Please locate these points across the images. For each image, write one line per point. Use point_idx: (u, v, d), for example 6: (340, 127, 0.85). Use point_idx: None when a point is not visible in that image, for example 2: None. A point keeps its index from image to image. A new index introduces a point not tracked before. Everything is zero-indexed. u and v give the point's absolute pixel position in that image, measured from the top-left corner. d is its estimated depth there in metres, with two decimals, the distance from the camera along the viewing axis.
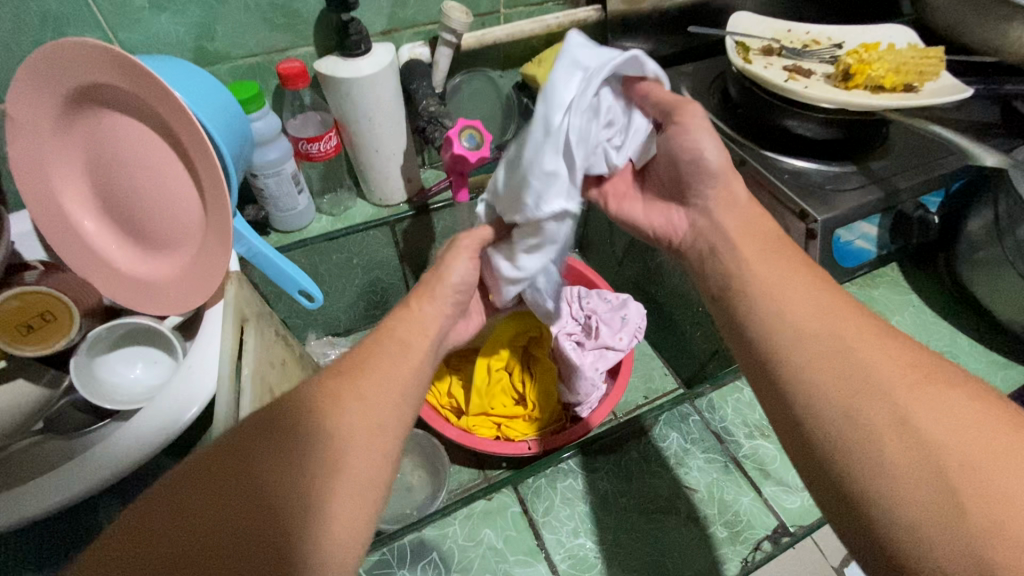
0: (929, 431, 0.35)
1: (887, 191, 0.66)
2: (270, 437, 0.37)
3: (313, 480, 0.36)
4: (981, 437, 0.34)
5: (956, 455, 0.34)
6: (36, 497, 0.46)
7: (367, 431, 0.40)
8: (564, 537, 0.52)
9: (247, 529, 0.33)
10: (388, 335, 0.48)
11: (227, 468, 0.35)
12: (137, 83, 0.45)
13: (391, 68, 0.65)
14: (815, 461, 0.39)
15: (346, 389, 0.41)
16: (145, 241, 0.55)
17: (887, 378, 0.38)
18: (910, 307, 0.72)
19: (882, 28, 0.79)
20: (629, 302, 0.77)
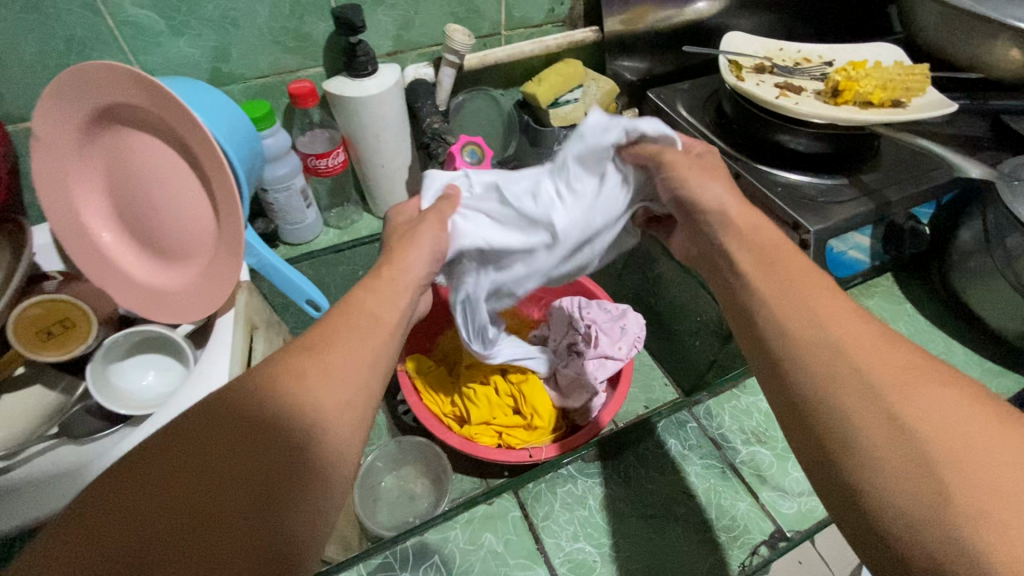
0: (915, 419, 0.33)
1: (878, 203, 0.68)
2: (220, 424, 0.34)
3: (266, 471, 0.33)
4: (974, 428, 0.32)
5: (944, 445, 0.32)
6: (51, 497, 0.47)
7: (326, 417, 0.36)
8: (563, 541, 0.53)
9: (189, 527, 0.30)
10: (353, 313, 0.43)
11: (169, 458, 0.32)
12: (156, 102, 0.47)
13: (396, 87, 0.67)
14: (813, 448, 0.36)
15: (308, 370, 0.38)
16: (160, 251, 0.58)
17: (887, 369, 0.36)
18: (905, 316, 0.73)
19: (871, 47, 0.82)
20: (628, 312, 0.79)
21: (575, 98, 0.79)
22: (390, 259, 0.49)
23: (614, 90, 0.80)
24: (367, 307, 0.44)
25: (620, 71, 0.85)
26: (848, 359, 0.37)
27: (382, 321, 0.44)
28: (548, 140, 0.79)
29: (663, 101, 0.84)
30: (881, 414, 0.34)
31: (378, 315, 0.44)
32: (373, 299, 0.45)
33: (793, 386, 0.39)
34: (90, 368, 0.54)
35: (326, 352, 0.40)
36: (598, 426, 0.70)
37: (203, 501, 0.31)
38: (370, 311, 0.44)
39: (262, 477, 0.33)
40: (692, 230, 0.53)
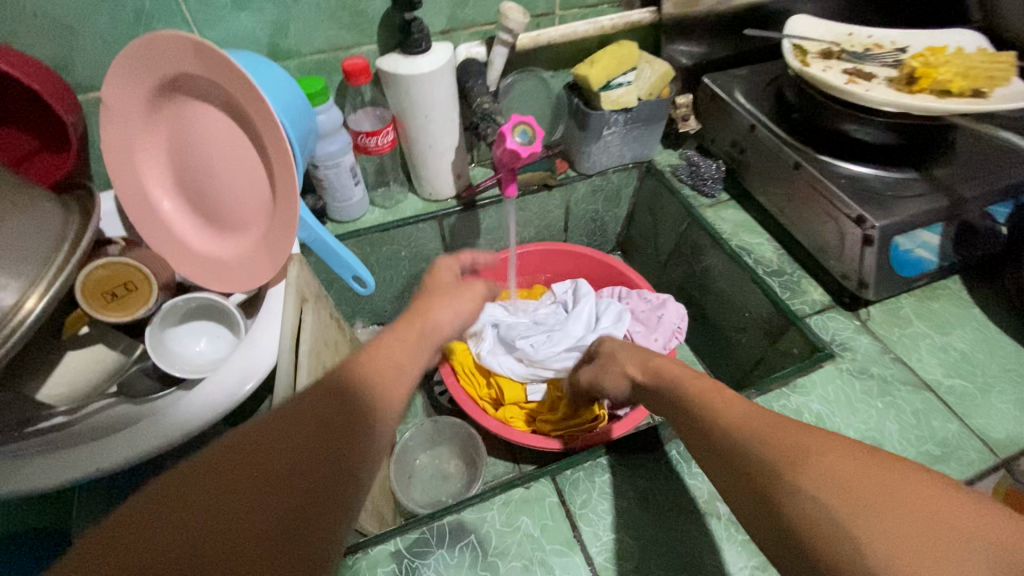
0: (819, 480, 0.32)
1: (951, 199, 0.64)
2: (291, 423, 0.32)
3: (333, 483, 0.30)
4: (868, 479, 0.31)
5: (851, 501, 0.30)
6: (98, 456, 0.48)
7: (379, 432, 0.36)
8: (600, 530, 0.52)
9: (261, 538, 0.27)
10: (378, 354, 0.42)
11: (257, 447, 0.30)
12: (218, 71, 0.48)
13: (448, 65, 0.67)
14: (751, 494, 0.36)
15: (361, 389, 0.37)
16: (218, 222, 0.59)
17: (801, 441, 0.35)
18: (973, 322, 0.68)
19: (950, 32, 0.77)
20: (668, 302, 0.79)
21: (628, 81, 0.76)
22: (409, 316, 0.50)
23: (669, 73, 0.77)
24: (395, 344, 0.44)
25: (675, 55, 0.83)
26: (778, 440, 0.36)
27: (408, 359, 0.43)
28: (597, 124, 0.78)
29: (720, 87, 0.81)
30: (789, 488, 0.33)
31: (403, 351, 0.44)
32: (399, 346, 0.44)
33: (750, 464, 0.36)
34: (150, 330, 0.56)
35: (370, 370, 0.39)
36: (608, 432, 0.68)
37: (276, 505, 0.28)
38: (385, 348, 0.43)
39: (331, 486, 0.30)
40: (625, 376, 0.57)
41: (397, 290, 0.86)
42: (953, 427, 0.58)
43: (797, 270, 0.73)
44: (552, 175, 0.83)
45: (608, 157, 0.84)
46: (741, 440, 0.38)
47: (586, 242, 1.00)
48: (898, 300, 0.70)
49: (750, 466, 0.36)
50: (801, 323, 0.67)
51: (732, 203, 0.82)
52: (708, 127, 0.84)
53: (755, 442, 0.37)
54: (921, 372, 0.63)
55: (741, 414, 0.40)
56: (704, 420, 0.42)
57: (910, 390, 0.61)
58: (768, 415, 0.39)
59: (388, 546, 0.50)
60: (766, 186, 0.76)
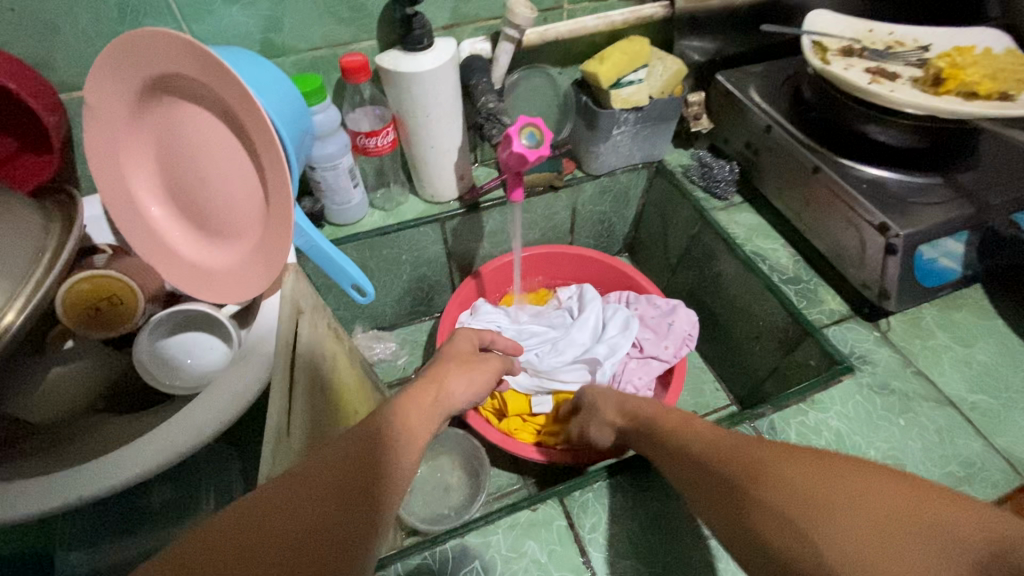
0: (767, 497, 0.34)
1: (976, 206, 0.62)
2: (296, 489, 0.33)
3: (330, 557, 0.31)
4: (823, 486, 0.33)
5: (798, 541, 0.31)
6: (78, 483, 0.45)
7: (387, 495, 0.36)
8: (611, 556, 0.49)
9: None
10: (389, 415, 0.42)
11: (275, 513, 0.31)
12: (207, 72, 0.45)
13: (451, 62, 0.64)
14: (722, 506, 0.37)
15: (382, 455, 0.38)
16: (209, 229, 0.56)
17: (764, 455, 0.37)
18: (997, 333, 0.65)
19: (975, 30, 0.74)
20: (678, 308, 0.77)
21: (639, 79, 0.73)
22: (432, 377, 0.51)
23: (682, 70, 0.74)
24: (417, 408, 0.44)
25: (687, 52, 0.80)
26: (733, 469, 0.38)
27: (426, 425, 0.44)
28: (606, 124, 0.75)
29: (734, 85, 0.78)
30: (754, 502, 0.35)
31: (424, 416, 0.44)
32: (417, 412, 0.44)
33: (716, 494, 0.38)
34: (137, 341, 0.54)
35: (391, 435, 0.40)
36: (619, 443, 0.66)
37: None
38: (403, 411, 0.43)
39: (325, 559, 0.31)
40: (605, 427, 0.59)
41: (398, 294, 0.83)
42: (977, 446, 0.56)
43: (813, 278, 0.70)
44: (558, 176, 0.80)
45: (616, 158, 0.81)
46: (718, 463, 0.39)
47: (593, 244, 0.97)
48: (918, 310, 0.67)
49: (724, 510, 0.37)
50: (819, 334, 0.64)
51: (745, 206, 0.79)
52: (721, 126, 0.81)
53: (724, 463, 0.39)
54: (945, 388, 0.60)
55: (720, 441, 0.42)
56: (702, 451, 0.41)
57: (932, 407, 0.58)
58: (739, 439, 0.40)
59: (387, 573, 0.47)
60: (781, 189, 0.73)
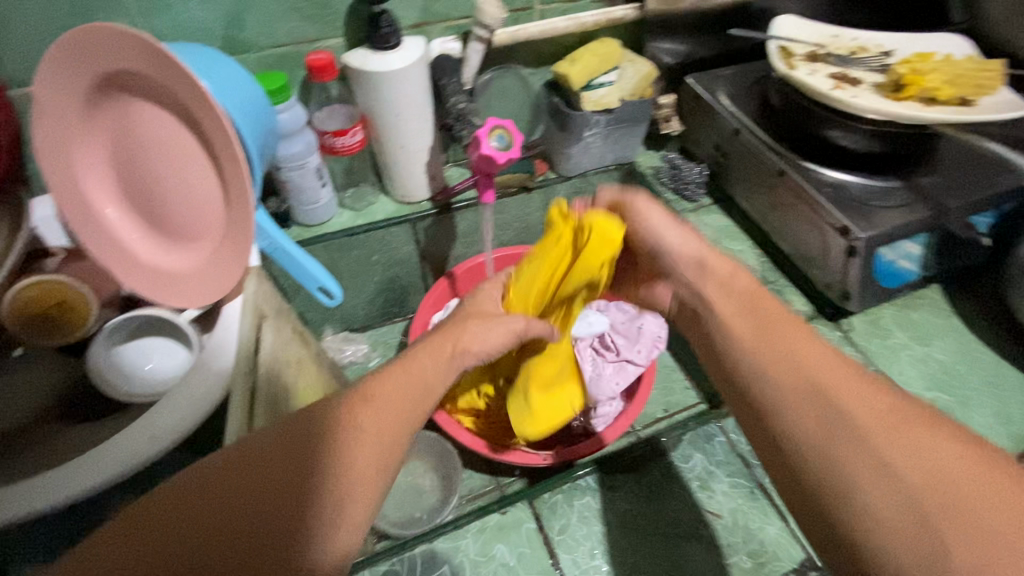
0: (876, 473, 0.32)
1: (934, 210, 0.63)
2: (222, 473, 0.33)
3: (254, 548, 0.30)
4: (951, 474, 0.31)
5: (924, 538, 0.29)
6: (35, 495, 0.44)
7: (351, 488, 0.34)
8: (580, 557, 0.50)
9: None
10: (407, 374, 0.41)
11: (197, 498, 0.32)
12: (161, 70, 0.43)
13: (420, 62, 0.63)
14: (796, 483, 0.35)
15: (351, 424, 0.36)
16: (168, 232, 0.55)
17: (865, 422, 0.34)
18: (953, 332, 0.68)
19: (936, 37, 0.76)
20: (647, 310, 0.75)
21: (610, 81, 0.74)
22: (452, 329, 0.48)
23: (653, 72, 0.75)
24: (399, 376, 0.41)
25: (659, 54, 0.80)
26: (834, 436, 0.34)
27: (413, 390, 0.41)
28: (578, 125, 0.74)
29: (704, 88, 0.78)
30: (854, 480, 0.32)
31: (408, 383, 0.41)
32: (430, 362, 0.43)
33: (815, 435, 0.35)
34: (93, 349, 0.53)
35: (351, 413, 0.37)
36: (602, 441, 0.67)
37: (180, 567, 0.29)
38: (411, 376, 0.41)
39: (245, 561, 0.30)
40: (672, 286, 0.52)
41: (369, 295, 0.82)
42: None
43: (779, 279, 0.72)
44: (530, 177, 0.80)
45: (588, 159, 0.81)
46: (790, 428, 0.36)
47: None
48: (879, 310, 0.69)
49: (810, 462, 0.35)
50: None
51: (715, 208, 0.80)
52: (691, 128, 0.82)
53: (815, 430, 0.35)
54: (904, 386, 0.62)
55: (799, 391, 0.37)
56: (779, 411, 0.37)
57: None
58: (830, 395, 0.36)
59: None
60: (749, 192, 0.74)
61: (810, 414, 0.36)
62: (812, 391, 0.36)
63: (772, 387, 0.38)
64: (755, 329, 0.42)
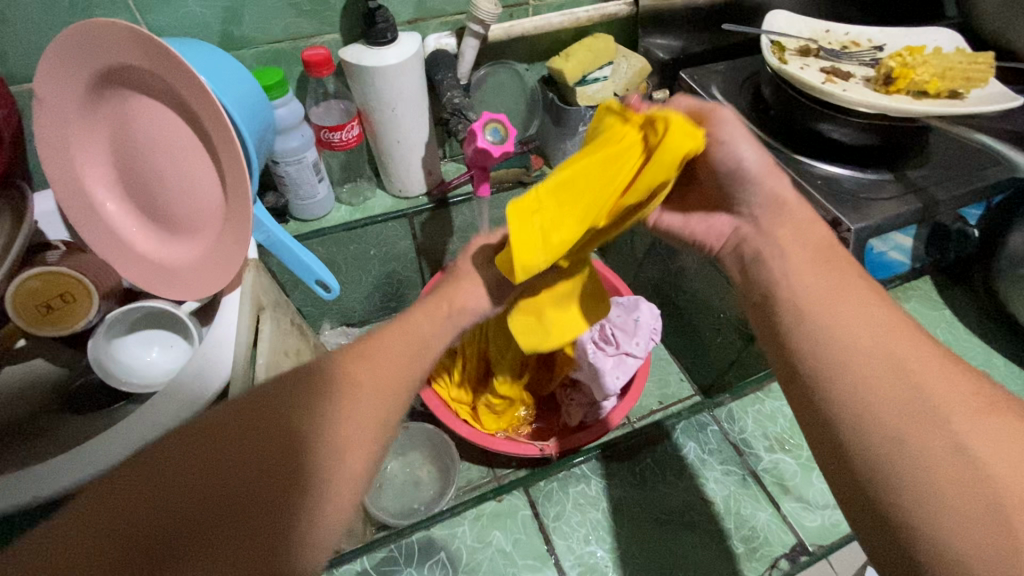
0: (955, 462, 0.31)
1: (925, 202, 0.64)
2: (216, 428, 0.32)
3: (263, 494, 0.30)
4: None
5: (995, 526, 0.29)
6: (37, 485, 0.45)
7: (352, 440, 0.34)
8: (574, 543, 0.51)
9: (163, 555, 0.28)
10: (403, 330, 0.42)
11: (197, 452, 0.31)
12: (159, 64, 0.44)
13: (416, 57, 0.64)
14: (847, 471, 0.35)
15: (356, 375, 0.37)
16: (167, 225, 0.55)
17: (946, 405, 0.33)
18: (943, 323, 0.69)
19: (927, 30, 0.76)
20: (642, 303, 0.74)
21: (604, 76, 0.75)
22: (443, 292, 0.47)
23: (645, 68, 0.75)
24: (393, 331, 0.42)
25: (653, 49, 0.81)
26: (908, 421, 0.33)
27: (410, 345, 0.41)
28: (573, 120, 0.75)
29: (698, 82, 0.79)
30: (924, 466, 0.32)
31: (402, 337, 0.41)
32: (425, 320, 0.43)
33: (891, 422, 0.34)
34: (94, 341, 0.52)
35: (350, 371, 0.37)
36: (606, 425, 0.70)
37: (183, 523, 0.29)
38: (409, 334, 0.42)
39: (255, 514, 0.30)
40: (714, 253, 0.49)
41: (367, 289, 0.83)
42: None
43: None
44: (526, 172, 0.80)
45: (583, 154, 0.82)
46: (862, 410, 0.35)
47: None
48: None
49: (882, 450, 0.33)
50: None
51: None
52: None
53: (881, 412, 0.34)
54: None
55: (874, 373, 0.35)
56: (851, 393, 0.36)
57: None
58: (904, 381, 0.34)
59: (351, 567, 0.47)
60: None
61: (898, 401, 0.34)
62: (877, 373, 0.35)
63: (841, 375, 0.36)
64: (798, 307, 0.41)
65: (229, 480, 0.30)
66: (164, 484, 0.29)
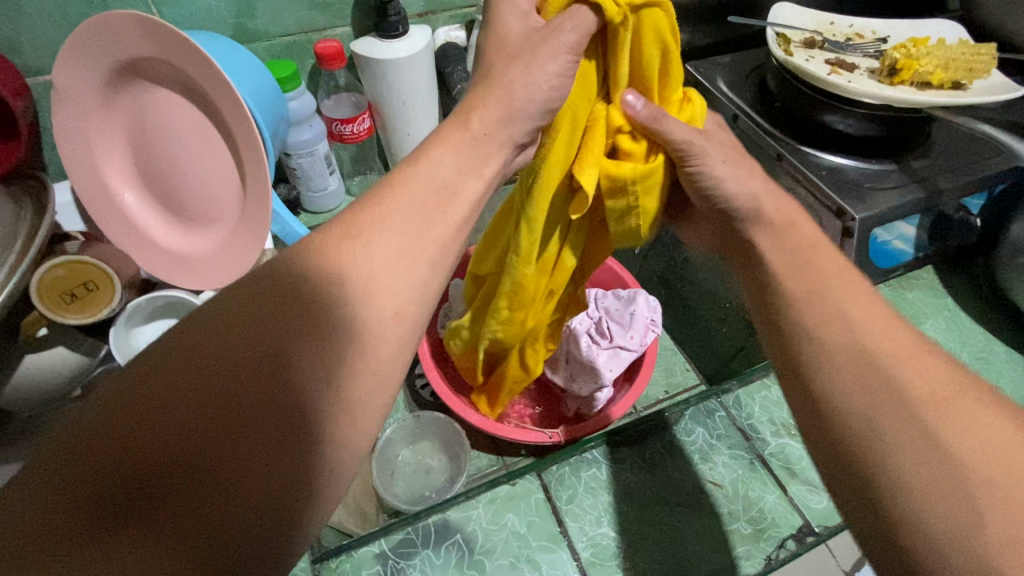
0: (927, 443, 0.32)
1: (927, 190, 0.65)
2: (206, 342, 0.28)
3: (270, 407, 0.27)
4: (1007, 457, 0.31)
5: (958, 507, 0.30)
6: None
7: (358, 348, 0.30)
8: (587, 525, 0.52)
9: (167, 477, 0.25)
10: (403, 200, 0.36)
11: (191, 366, 0.27)
12: (177, 53, 0.45)
13: (427, 50, 0.64)
14: (837, 457, 0.35)
15: (355, 268, 0.32)
16: (184, 216, 0.57)
17: (919, 394, 0.34)
18: (947, 311, 0.70)
19: (930, 23, 0.77)
20: (639, 296, 0.74)
21: None
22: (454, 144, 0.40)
23: None
24: (393, 207, 0.35)
25: None
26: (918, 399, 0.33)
27: (421, 220, 0.35)
28: None
29: (703, 75, 0.80)
30: (909, 443, 0.32)
31: (406, 214, 0.35)
32: (450, 180, 0.38)
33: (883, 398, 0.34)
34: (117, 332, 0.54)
35: (350, 264, 0.32)
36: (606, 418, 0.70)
37: (184, 443, 0.25)
38: (399, 216, 0.35)
39: (275, 425, 0.27)
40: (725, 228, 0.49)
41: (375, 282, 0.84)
42: None
43: None
44: None
45: None
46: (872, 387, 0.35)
47: None
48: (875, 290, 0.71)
49: (873, 425, 0.34)
50: None
51: None
52: None
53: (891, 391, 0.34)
54: None
55: (885, 351, 0.36)
56: (848, 381, 0.36)
57: None
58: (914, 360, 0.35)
59: (371, 548, 0.49)
60: None
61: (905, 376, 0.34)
62: (888, 353, 0.36)
63: (854, 353, 0.36)
64: (808, 286, 0.42)
65: (230, 396, 0.27)
66: (157, 401, 0.26)
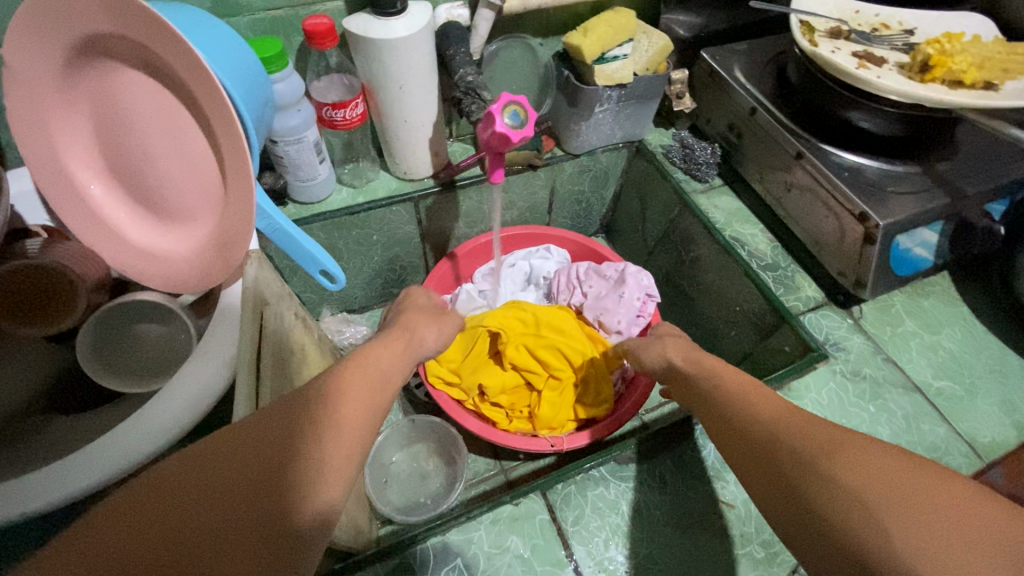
0: (850, 483, 0.31)
1: (951, 196, 0.62)
2: (189, 468, 0.29)
3: (246, 530, 0.27)
4: (929, 497, 0.29)
5: (870, 532, 0.29)
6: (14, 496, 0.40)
7: (329, 471, 0.31)
8: (594, 548, 0.49)
9: None
10: (363, 364, 0.40)
11: (176, 490, 0.28)
12: (143, 31, 0.39)
13: (427, 30, 0.59)
14: (800, 527, 0.32)
15: (332, 402, 0.35)
16: (158, 211, 0.52)
17: (804, 450, 0.34)
18: (962, 320, 0.68)
19: (958, 15, 0.73)
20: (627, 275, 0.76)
21: (624, 54, 0.70)
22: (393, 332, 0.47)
23: (667, 47, 0.71)
24: (358, 366, 0.39)
25: (672, 25, 0.78)
26: None
27: (374, 376, 0.39)
28: (590, 100, 0.72)
29: (719, 63, 0.75)
30: (819, 478, 0.32)
31: (367, 371, 0.39)
32: (386, 357, 0.42)
33: (837, 451, 0.33)
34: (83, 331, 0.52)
35: (324, 396, 0.35)
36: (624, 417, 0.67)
37: None
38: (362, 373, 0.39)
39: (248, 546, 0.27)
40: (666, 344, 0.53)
41: (369, 275, 0.81)
42: (942, 431, 0.58)
43: (791, 264, 0.71)
44: (537, 155, 0.78)
45: (597, 137, 0.79)
46: None
47: (570, 224, 0.97)
48: (889, 297, 0.68)
49: (914, 474, 0.31)
50: (795, 321, 0.65)
51: (725, 189, 0.78)
52: (703, 106, 0.79)
53: None
54: (912, 373, 0.62)
55: None
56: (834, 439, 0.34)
57: (901, 393, 0.60)
58: None
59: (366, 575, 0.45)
60: (762, 173, 0.73)
61: None
62: None
63: None
64: None
65: (209, 518, 0.27)
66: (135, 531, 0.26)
